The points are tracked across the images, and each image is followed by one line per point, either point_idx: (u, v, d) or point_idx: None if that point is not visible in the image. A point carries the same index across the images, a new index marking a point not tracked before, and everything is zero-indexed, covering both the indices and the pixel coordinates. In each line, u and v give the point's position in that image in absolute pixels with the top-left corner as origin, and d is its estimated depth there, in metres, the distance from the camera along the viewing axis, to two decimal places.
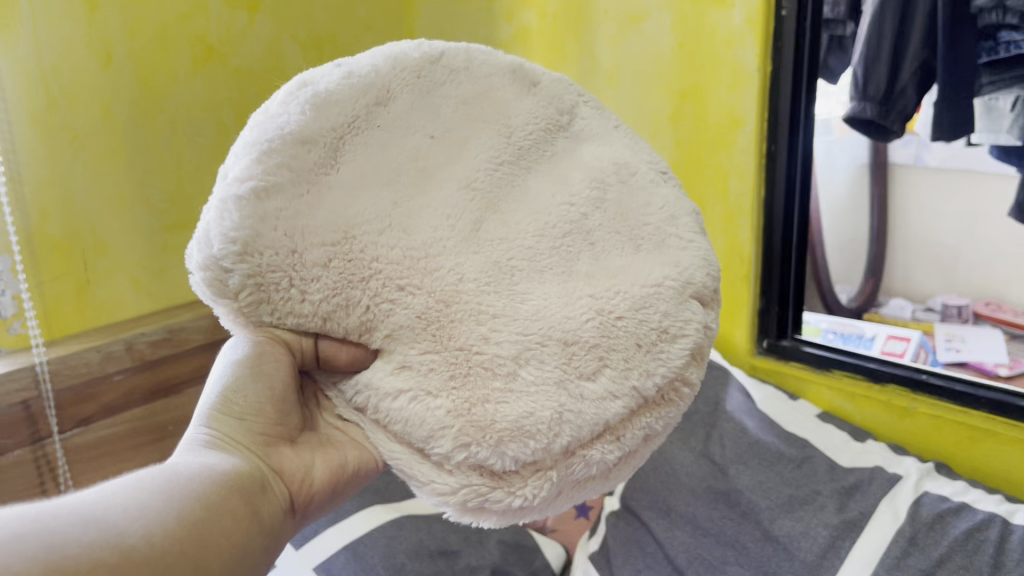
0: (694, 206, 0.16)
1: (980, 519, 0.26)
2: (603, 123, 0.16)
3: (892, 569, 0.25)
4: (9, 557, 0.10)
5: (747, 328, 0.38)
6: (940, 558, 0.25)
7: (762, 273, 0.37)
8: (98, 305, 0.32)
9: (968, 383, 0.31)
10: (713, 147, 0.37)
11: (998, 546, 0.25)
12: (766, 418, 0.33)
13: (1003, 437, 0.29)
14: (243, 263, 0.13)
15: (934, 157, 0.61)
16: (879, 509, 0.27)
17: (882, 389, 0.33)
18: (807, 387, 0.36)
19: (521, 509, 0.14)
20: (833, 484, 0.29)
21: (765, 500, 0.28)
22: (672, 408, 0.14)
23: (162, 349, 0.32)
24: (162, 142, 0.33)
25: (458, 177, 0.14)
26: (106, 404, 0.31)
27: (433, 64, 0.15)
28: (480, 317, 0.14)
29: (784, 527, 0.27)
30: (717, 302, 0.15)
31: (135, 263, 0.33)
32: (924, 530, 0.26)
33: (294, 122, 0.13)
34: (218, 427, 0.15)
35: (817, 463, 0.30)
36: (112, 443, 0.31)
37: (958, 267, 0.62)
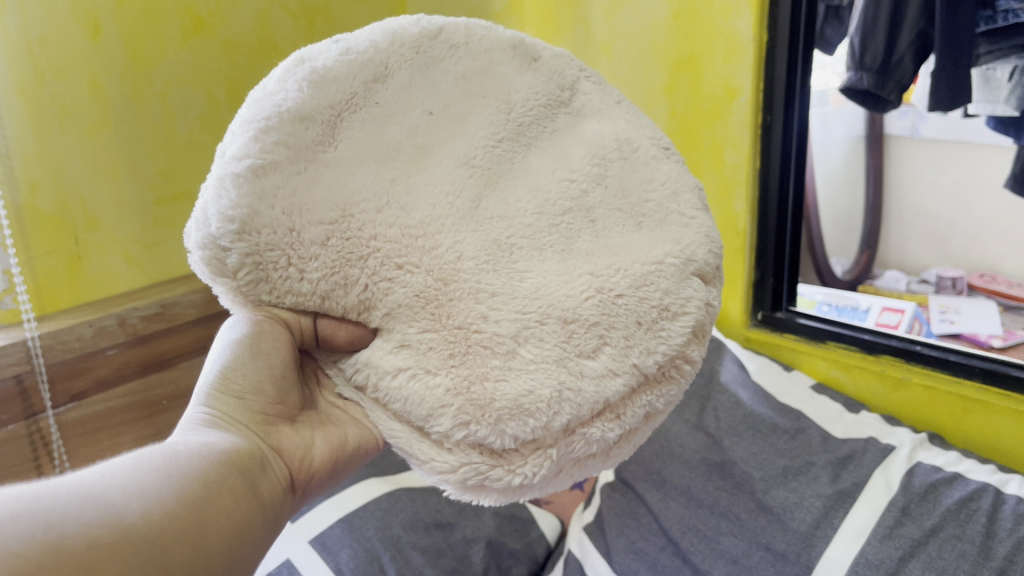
0: (694, 182, 0.18)
1: (973, 489, 0.27)
2: (604, 99, 0.18)
3: (883, 538, 0.26)
4: (7, 536, 0.10)
5: (741, 298, 0.40)
6: (932, 527, 0.26)
7: (758, 244, 0.39)
8: (90, 280, 0.34)
9: (962, 352, 0.32)
10: (709, 118, 0.39)
11: (989, 516, 0.25)
12: (761, 389, 0.35)
13: (992, 406, 0.30)
14: (241, 242, 0.14)
15: (930, 128, 0.61)
16: (872, 480, 0.28)
17: (878, 359, 0.35)
18: (801, 359, 0.38)
19: (521, 486, 0.15)
20: (829, 456, 0.30)
21: (759, 472, 0.30)
22: (673, 385, 0.16)
23: (155, 322, 0.35)
24: (151, 115, 0.35)
25: (457, 155, 0.16)
26: (101, 377, 0.33)
27: (432, 41, 0.17)
28: (480, 295, 0.15)
29: (778, 498, 0.29)
30: (719, 280, 0.17)
31: (127, 237, 0.35)
32: (917, 500, 0.27)
33: (292, 100, 0.15)
34: (218, 406, 0.15)
35: (810, 434, 0.32)
36: (106, 418, 0.34)
37: (952, 238, 0.62)
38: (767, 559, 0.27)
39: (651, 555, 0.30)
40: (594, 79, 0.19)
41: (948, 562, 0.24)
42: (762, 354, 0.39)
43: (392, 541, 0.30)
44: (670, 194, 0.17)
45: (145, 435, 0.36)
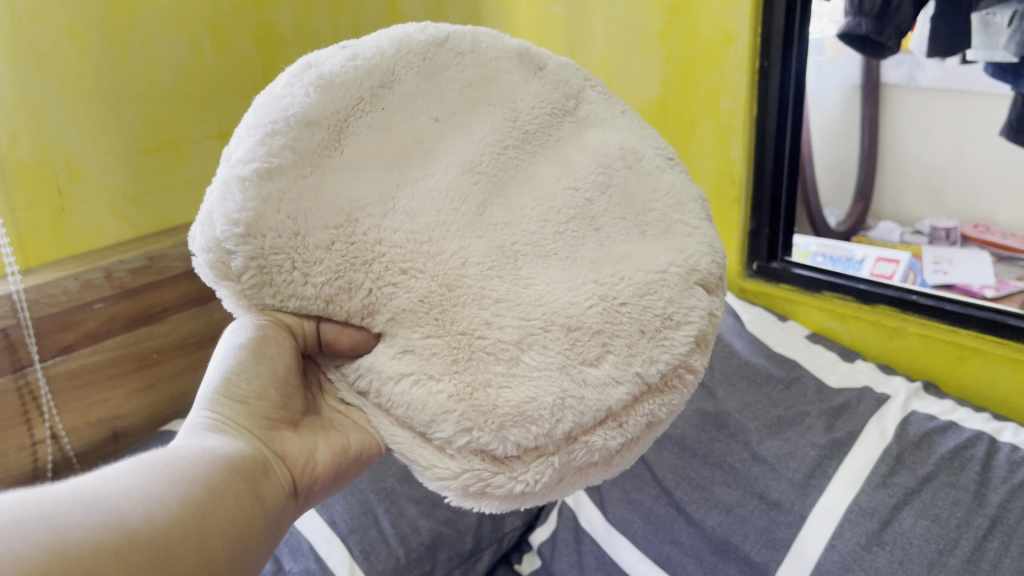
0: (698, 191, 0.18)
1: (967, 438, 0.27)
2: (609, 109, 0.18)
3: (878, 485, 0.26)
4: (12, 541, 0.10)
5: (737, 249, 0.40)
6: (926, 476, 0.26)
7: (753, 192, 0.39)
8: (75, 233, 0.33)
9: (956, 303, 0.32)
10: (705, 64, 0.38)
11: (983, 464, 0.26)
12: (754, 339, 0.36)
13: (988, 353, 0.31)
14: (246, 245, 0.14)
15: (927, 77, 0.58)
16: (868, 429, 0.28)
17: (873, 310, 0.35)
18: (796, 310, 0.38)
19: (523, 494, 0.15)
20: (822, 406, 0.30)
21: (753, 422, 0.31)
22: (676, 394, 0.16)
23: (143, 275, 0.33)
24: (134, 63, 0.33)
25: (463, 162, 0.16)
26: (88, 331, 0.31)
27: (438, 48, 0.17)
28: (484, 301, 0.15)
29: (772, 449, 0.29)
30: (722, 289, 0.17)
31: (112, 188, 0.33)
32: (911, 449, 0.27)
33: (298, 104, 0.15)
34: (221, 411, 0.15)
35: (805, 384, 0.32)
36: (95, 372, 0.32)
37: (947, 188, 0.59)
38: (761, 507, 0.28)
39: (645, 504, 0.31)
40: (600, 89, 0.19)
41: (942, 510, 0.25)
42: (756, 305, 0.39)
43: (386, 493, 0.31)
44: (674, 204, 0.17)
45: (134, 390, 0.34)
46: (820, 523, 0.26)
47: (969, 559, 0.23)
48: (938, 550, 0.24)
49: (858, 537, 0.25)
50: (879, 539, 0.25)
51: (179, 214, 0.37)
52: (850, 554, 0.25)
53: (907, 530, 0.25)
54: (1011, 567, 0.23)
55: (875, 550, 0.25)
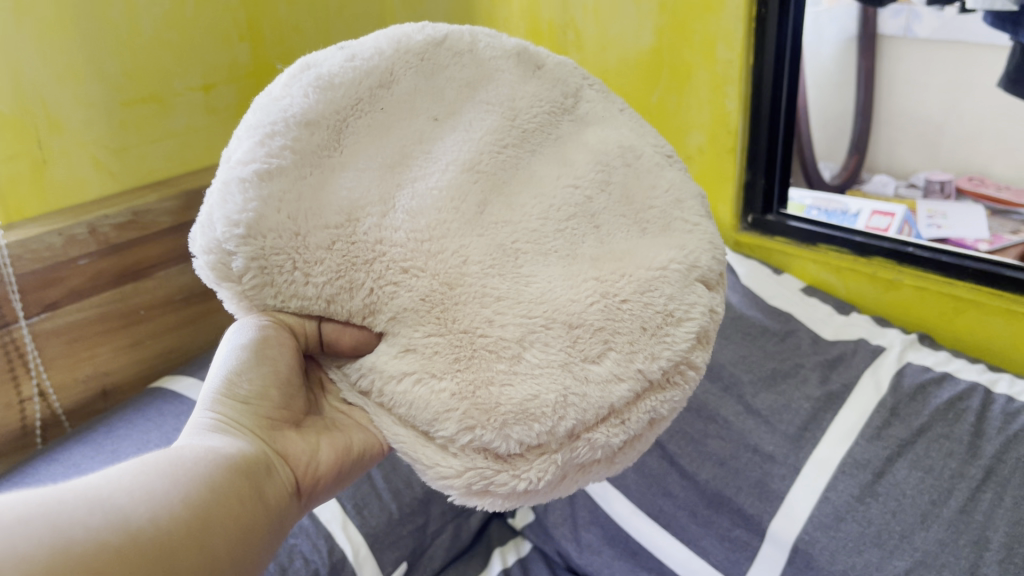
0: (697, 188, 0.18)
1: (962, 389, 0.28)
2: (607, 107, 0.18)
3: (872, 438, 0.27)
4: (14, 539, 0.10)
5: (731, 201, 0.38)
6: (920, 428, 0.27)
7: (749, 142, 0.37)
8: (58, 187, 0.32)
9: (951, 252, 0.31)
10: (701, 10, 0.35)
11: (979, 416, 0.26)
12: (750, 291, 0.35)
13: (984, 305, 0.30)
14: (246, 246, 0.14)
15: (925, 27, 0.50)
16: (861, 381, 0.29)
17: (870, 261, 0.34)
18: (792, 262, 0.37)
19: (526, 492, 0.15)
20: (819, 357, 0.31)
21: (748, 375, 0.31)
22: (678, 391, 0.16)
23: (128, 231, 0.32)
24: (112, 11, 0.32)
25: (463, 161, 0.16)
26: (73, 287, 0.30)
27: (437, 48, 0.17)
28: (485, 299, 0.15)
29: (766, 401, 0.30)
30: (722, 285, 0.17)
31: (92, 141, 0.33)
32: (906, 401, 0.28)
33: (298, 105, 0.15)
34: (224, 411, 0.15)
35: (800, 337, 0.32)
36: (82, 329, 0.31)
37: (941, 141, 0.52)
38: (755, 460, 0.28)
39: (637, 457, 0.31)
40: (597, 88, 0.19)
41: (935, 462, 0.26)
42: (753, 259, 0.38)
43: None
44: (673, 201, 0.17)
45: (123, 346, 0.33)
46: (815, 473, 0.27)
47: (962, 509, 0.24)
48: (931, 501, 0.25)
49: (851, 489, 0.26)
50: (872, 490, 0.26)
51: (163, 168, 0.37)
52: (843, 506, 0.26)
53: (900, 481, 0.25)
54: (1005, 518, 0.23)
55: (868, 500, 0.25)
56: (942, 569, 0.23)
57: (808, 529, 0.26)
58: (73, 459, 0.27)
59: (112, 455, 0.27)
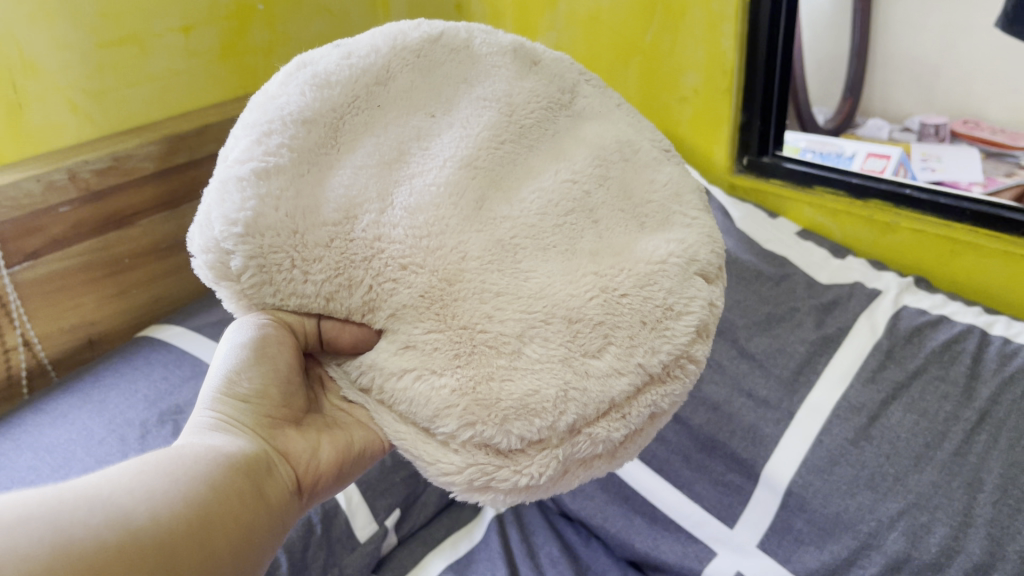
0: (694, 181, 0.18)
1: (959, 331, 0.27)
2: (604, 102, 0.18)
3: (867, 381, 0.26)
4: (16, 539, 0.10)
5: (726, 142, 0.37)
6: (916, 370, 0.26)
7: (745, 81, 0.35)
8: (34, 133, 0.29)
9: (949, 195, 0.30)
10: None
11: (975, 357, 0.26)
12: (744, 236, 0.34)
13: (982, 249, 0.30)
14: (244, 244, 0.14)
15: None
16: (857, 324, 0.28)
17: (865, 203, 0.33)
18: (785, 204, 0.36)
19: (528, 487, 0.15)
20: (813, 301, 0.30)
21: (743, 318, 0.29)
22: (678, 384, 0.16)
23: (108, 178, 0.30)
24: None
25: (458, 157, 0.16)
26: (55, 237, 0.29)
27: (432, 45, 0.17)
28: (484, 295, 0.15)
29: (760, 345, 0.29)
30: (721, 277, 0.17)
31: (70, 84, 0.30)
32: (902, 343, 0.27)
33: (294, 103, 0.15)
34: (224, 411, 0.15)
35: (795, 281, 0.31)
36: (67, 278, 0.30)
37: (938, 81, 0.49)
38: (749, 405, 0.28)
39: None
40: (594, 83, 0.19)
41: (930, 405, 0.25)
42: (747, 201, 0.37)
43: None
44: (672, 195, 0.17)
45: (107, 297, 0.32)
46: (807, 419, 0.26)
47: (956, 452, 0.24)
48: (925, 444, 0.24)
49: (846, 432, 0.25)
50: (866, 433, 0.25)
51: (145, 113, 0.34)
52: (836, 449, 0.25)
53: (894, 424, 0.25)
54: (1001, 458, 0.23)
55: (862, 444, 0.25)
56: (935, 511, 0.23)
57: (800, 472, 0.26)
58: (61, 410, 0.27)
59: (100, 406, 0.27)
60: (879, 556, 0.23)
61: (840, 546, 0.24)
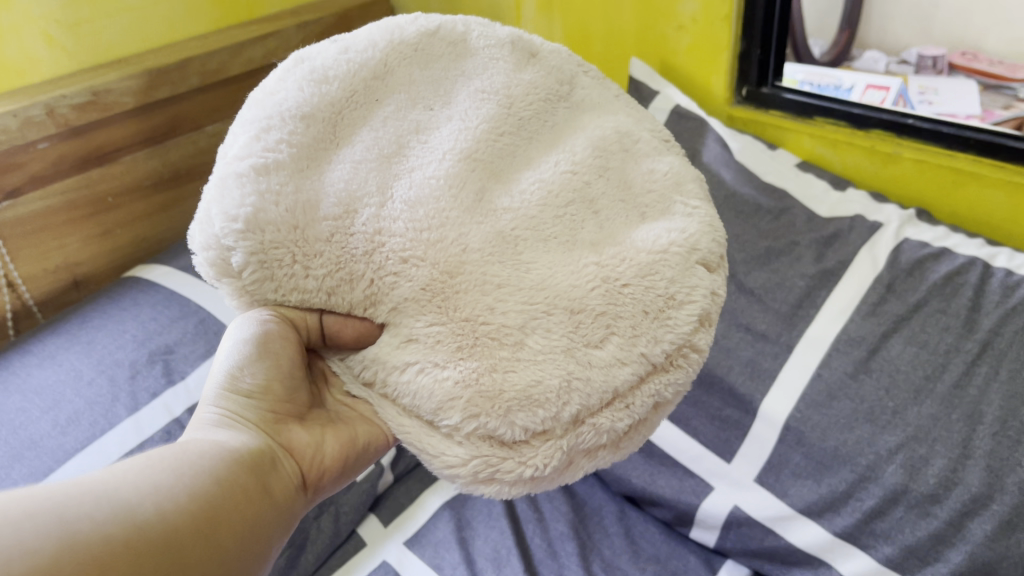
0: (693, 168, 0.18)
1: (962, 263, 0.25)
2: (603, 93, 0.18)
3: (867, 314, 0.25)
4: (19, 532, 0.10)
5: (726, 71, 0.35)
6: (917, 303, 0.25)
7: (744, 7, 0.33)
8: (7, 67, 0.29)
9: (951, 124, 0.28)
10: None
11: (977, 289, 0.24)
12: (743, 169, 0.31)
13: (984, 178, 0.28)
14: (246, 240, 0.14)
15: None
16: (859, 256, 0.27)
17: (867, 134, 0.31)
18: (785, 136, 0.34)
19: (533, 478, 0.15)
20: (813, 234, 0.28)
21: (741, 253, 0.28)
22: (681, 373, 0.16)
23: (88, 114, 0.29)
24: None
25: (458, 149, 0.16)
26: (34, 175, 0.28)
27: (430, 39, 0.17)
28: (486, 287, 0.15)
29: (759, 280, 0.27)
30: (723, 265, 0.17)
31: (45, 16, 0.29)
32: (903, 277, 0.26)
33: (294, 100, 0.15)
34: (228, 407, 0.15)
35: (794, 214, 0.29)
36: (48, 218, 0.29)
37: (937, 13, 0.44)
38: (747, 339, 0.27)
39: None
40: (593, 74, 0.19)
41: (930, 338, 0.24)
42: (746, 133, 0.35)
43: None
44: (672, 186, 0.17)
45: (91, 236, 0.31)
46: (805, 352, 0.25)
47: (956, 384, 0.23)
48: (925, 376, 0.23)
49: (846, 365, 0.25)
50: (866, 366, 0.24)
51: (124, 46, 0.32)
52: (835, 382, 0.25)
53: (894, 357, 0.24)
54: (1001, 392, 0.22)
55: (862, 377, 0.24)
56: (934, 443, 0.22)
57: (800, 406, 0.25)
58: (49, 350, 0.26)
59: (87, 347, 0.26)
60: (877, 488, 0.23)
61: (839, 479, 0.24)
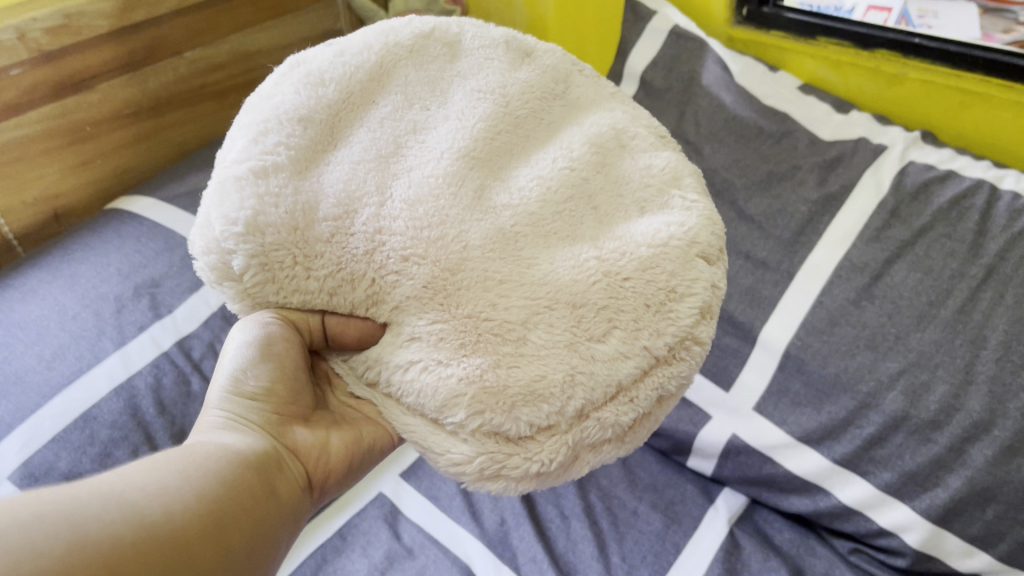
0: (689, 161, 0.18)
1: (968, 185, 0.24)
2: (598, 90, 0.18)
3: (870, 239, 0.24)
4: (30, 535, 0.10)
5: None
6: (920, 227, 0.24)
7: None
8: None
9: (960, 43, 0.26)
10: None
11: (983, 213, 0.23)
12: (744, 91, 0.29)
13: (993, 98, 0.26)
14: (247, 242, 0.14)
15: None
16: (862, 179, 0.25)
17: (871, 53, 0.28)
18: (787, 56, 0.31)
19: (539, 473, 0.15)
20: (816, 158, 0.26)
21: (741, 178, 0.27)
22: (684, 365, 0.16)
23: (61, 37, 0.26)
24: None
25: (453, 147, 0.16)
26: (3, 102, 0.25)
27: (425, 39, 0.17)
28: (488, 283, 0.15)
29: (759, 206, 0.26)
30: (723, 258, 0.17)
31: None
32: (907, 201, 0.24)
33: (291, 102, 0.15)
34: (232, 409, 0.15)
35: (796, 138, 0.27)
36: (23, 148, 0.26)
37: None
38: (747, 267, 0.26)
39: None
40: (588, 73, 0.19)
41: (935, 263, 0.23)
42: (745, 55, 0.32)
43: None
44: (671, 179, 0.17)
45: (70, 167, 0.28)
46: (806, 281, 0.25)
47: (960, 310, 0.22)
48: (929, 302, 0.23)
49: (847, 292, 0.24)
50: (868, 292, 0.24)
51: None
52: (836, 309, 0.24)
53: (897, 283, 0.23)
54: (1005, 315, 0.21)
55: (864, 304, 0.24)
56: (937, 369, 0.22)
57: (799, 334, 0.24)
58: (30, 285, 0.24)
59: (71, 280, 0.25)
60: (878, 415, 0.23)
61: (839, 406, 0.23)
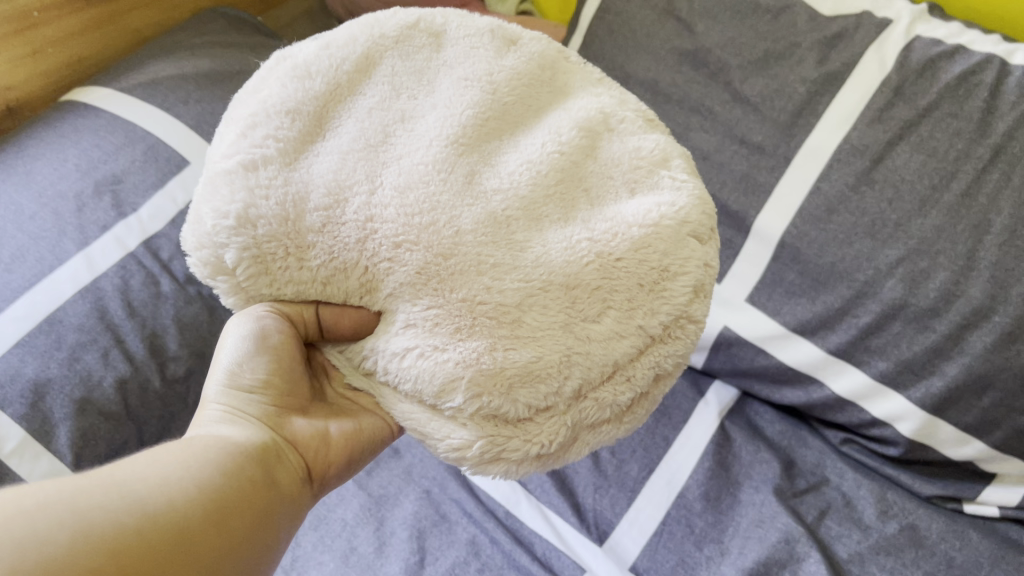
0: (671, 137, 0.18)
1: (979, 59, 0.22)
2: (586, 77, 0.19)
3: (872, 121, 0.23)
4: (23, 537, 0.10)
5: None
6: (927, 106, 0.22)
7: None
8: None
9: None
10: None
11: (993, 89, 0.22)
12: None
13: None
14: (238, 237, 0.14)
15: None
16: (865, 57, 0.24)
17: None
18: None
19: (540, 456, 0.15)
20: (816, 34, 0.25)
21: (737, 58, 0.25)
22: (684, 344, 0.16)
23: None
24: None
25: (436, 135, 0.16)
26: None
27: (411, 27, 0.18)
28: (481, 264, 0.15)
29: (756, 87, 0.25)
30: (717, 236, 0.17)
31: None
32: (913, 78, 0.23)
33: (282, 97, 0.16)
34: (229, 403, 0.15)
35: (797, 12, 0.25)
36: None
37: None
38: (741, 152, 0.25)
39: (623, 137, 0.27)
40: (573, 59, 0.19)
41: (941, 144, 0.22)
42: None
43: None
44: (660, 161, 0.17)
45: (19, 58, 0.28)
46: (802, 166, 0.24)
47: (965, 193, 0.21)
48: (931, 185, 0.22)
49: (847, 177, 0.23)
50: (869, 177, 0.23)
51: None
52: (835, 196, 0.23)
53: (899, 167, 0.22)
54: (1013, 197, 0.21)
55: (863, 189, 0.23)
56: (938, 254, 0.22)
57: (795, 222, 0.24)
58: None
59: (25, 177, 0.24)
60: (874, 303, 0.23)
61: (835, 295, 0.24)
